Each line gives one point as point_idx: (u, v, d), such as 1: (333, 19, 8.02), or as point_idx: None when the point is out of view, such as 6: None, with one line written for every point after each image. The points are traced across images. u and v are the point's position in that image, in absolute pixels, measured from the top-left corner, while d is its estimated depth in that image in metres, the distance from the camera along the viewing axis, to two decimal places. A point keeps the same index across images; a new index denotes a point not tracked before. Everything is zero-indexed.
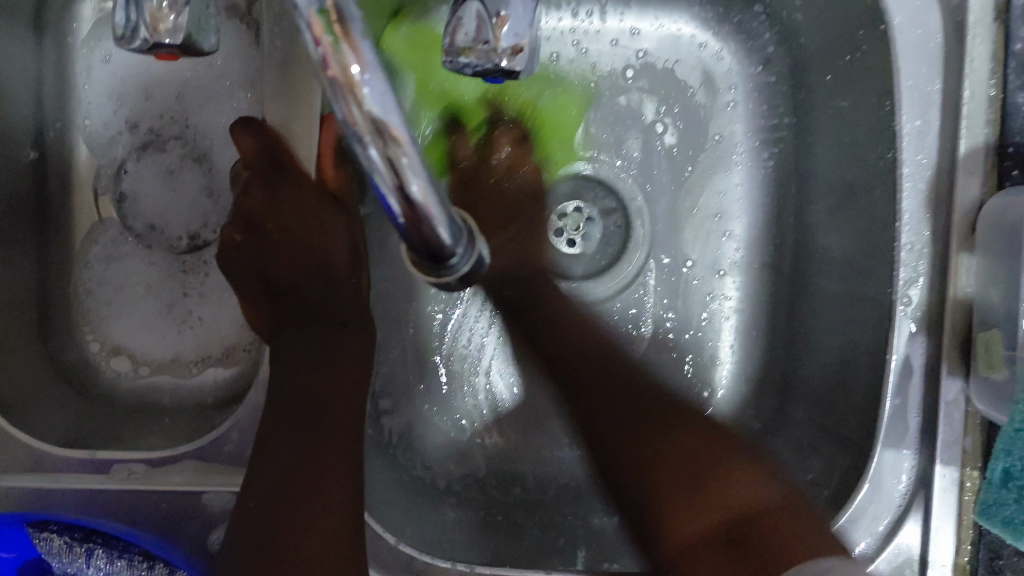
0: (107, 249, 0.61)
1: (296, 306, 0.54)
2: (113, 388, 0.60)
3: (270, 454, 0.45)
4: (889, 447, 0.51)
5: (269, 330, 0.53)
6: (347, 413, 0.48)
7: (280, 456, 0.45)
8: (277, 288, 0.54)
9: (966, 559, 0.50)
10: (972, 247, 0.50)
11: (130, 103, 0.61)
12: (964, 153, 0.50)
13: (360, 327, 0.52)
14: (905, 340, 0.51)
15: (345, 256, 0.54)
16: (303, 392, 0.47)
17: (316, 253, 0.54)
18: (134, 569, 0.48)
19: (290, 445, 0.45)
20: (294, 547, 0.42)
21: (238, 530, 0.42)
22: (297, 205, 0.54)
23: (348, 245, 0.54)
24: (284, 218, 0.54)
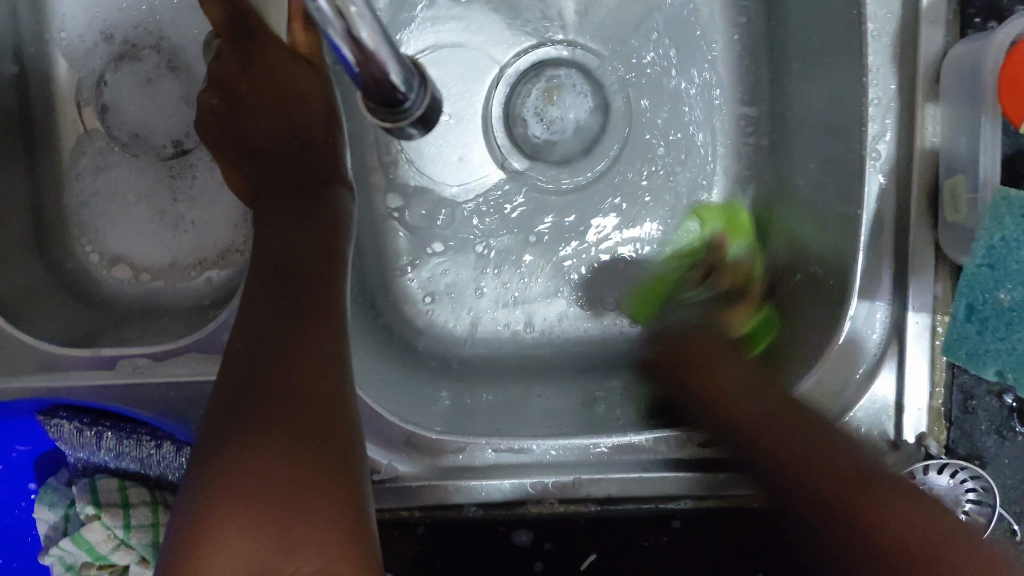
0: (95, 160, 0.63)
1: (273, 169, 0.55)
2: (119, 296, 0.62)
3: (248, 312, 0.46)
4: (863, 299, 0.53)
5: (249, 193, 0.55)
6: (324, 265, 0.49)
7: (254, 315, 0.46)
8: (254, 151, 0.56)
9: (940, 401, 0.53)
10: (936, 96, 0.51)
11: (104, 14, 0.61)
12: (926, 5, 0.50)
13: (336, 187, 0.53)
14: (875, 193, 0.53)
15: (318, 113, 0.55)
16: (278, 257, 0.48)
17: (294, 116, 0.55)
18: (142, 446, 0.53)
19: (266, 301, 0.46)
20: (273, 385, 0.42)
21: (223, 387, 0.43)
22: (271, 71, 0.56)
23: (323, 107, 0.56)
24: (258, 83, 0.56)
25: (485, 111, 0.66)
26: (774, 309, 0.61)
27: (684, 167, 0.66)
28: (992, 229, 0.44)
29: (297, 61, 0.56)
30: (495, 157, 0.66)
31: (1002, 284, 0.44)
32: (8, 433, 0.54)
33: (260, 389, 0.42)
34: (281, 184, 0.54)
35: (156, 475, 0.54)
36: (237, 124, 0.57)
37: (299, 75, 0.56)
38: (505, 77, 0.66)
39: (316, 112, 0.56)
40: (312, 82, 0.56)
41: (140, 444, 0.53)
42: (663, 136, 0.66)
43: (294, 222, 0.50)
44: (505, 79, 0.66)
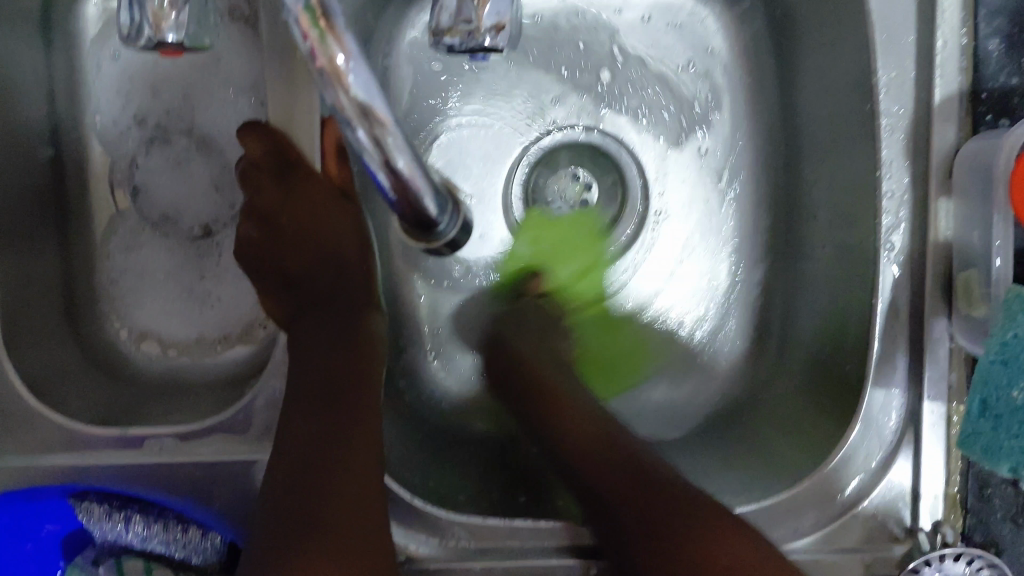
0: (125, 239, 0.64)
1: (311, 293, 0.56)
2: (147, 371, 0.64)
3: (297, 420, 0.49)
4: (879, 387, 0.54)
5: (286, 317, 0.56)
6: (358, 372, 0.52)
7: (303, 425, 0.49)
8: (292, 279, 0.57)
9: (956, 489, 0.54)
10: (949, 191, 0.52)
11: (137, 99, 0.63)
12: (939, 102, 0.51)
13: (370, 311, 0.56)
14: (891, 284, 0.53)
15: (352, 242, 0.56)
16: (317, 365, 0.51)
17: (326, 244, 0.56)
18: (169, 530, 0.53)
19: (311, 409, 0.49)
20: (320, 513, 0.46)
21: (269, 503, 0.47)
22: (309, 200, 0.56)
23: (354, 232, 0.56)
24: (296, 213, 0.57)
25: (506, 191, 0.67)
26: (791, 390, 0.62)
27: (692, 242, 0.67)
28: (1004, 326, 0.45)
29: (331, 194, 0.56)
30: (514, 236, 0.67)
31: (1015, 382, 0.45)
32: (39, 512, 0.54)
33: (307, 517, 0.46)
34: (317, 310, 0.55)
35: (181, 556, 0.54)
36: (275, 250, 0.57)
37: (334, 208, 0.56)
38: (526, 159, 0.67)
39: (351, 239, 0.56)
40: (348, 212, 0.56)
41: (168, 527, 0.54)
42: (669, 209, 0.67)
43: (329, 339, 0.53)
44: (526, 161, 0.67)
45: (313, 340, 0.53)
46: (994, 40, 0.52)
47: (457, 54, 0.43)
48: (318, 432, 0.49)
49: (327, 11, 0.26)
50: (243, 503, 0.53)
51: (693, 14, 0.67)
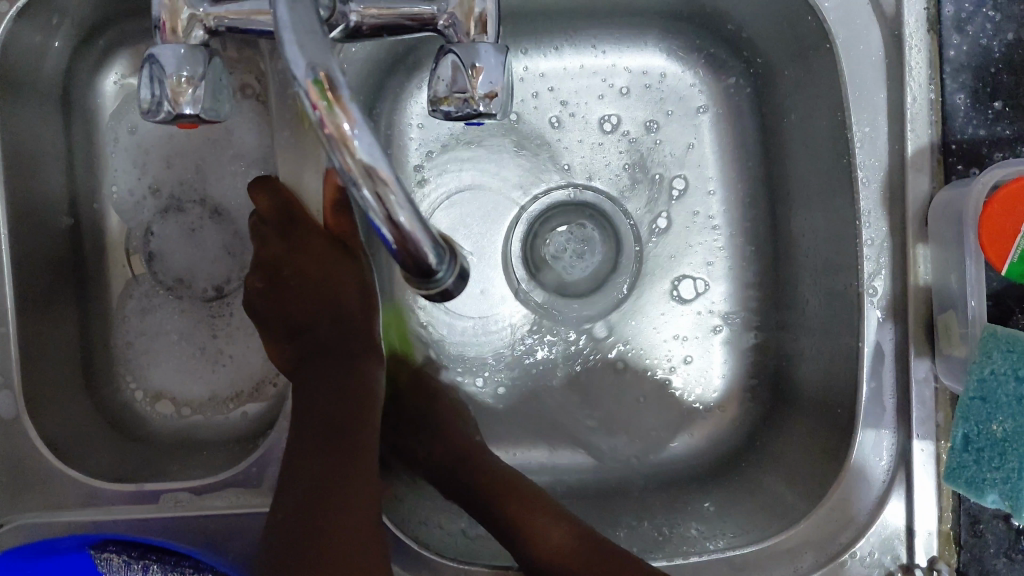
0: (141, 303, 0.67)
1: (313, 343, 0.58)
2: (160, 430, 0.66)
3: (296, 461, 0.52)
4: (869, 427, 0.56)
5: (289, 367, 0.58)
6: (356, 412, 0.54)
7: (304, 465, 0.51)
8: (296, 329, 0.59)
9: (949, 525, 0.56)
10: (927, 237, 0.55)
11: (152, 170, 0.67)
12: (912, 154, 0.54)
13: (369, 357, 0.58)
14: (874, 327, 0.56)
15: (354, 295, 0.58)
16: (317, 407, 0.54)
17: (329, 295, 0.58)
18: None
19: (311, 449, 0.52)
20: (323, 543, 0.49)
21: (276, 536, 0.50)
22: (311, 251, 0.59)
23: (356, 284, 0.58)
24: (302, 265, 0.59)
25: (506, 249, 0.70)
26: (787, 432, 0.65)
27: (685, 291, 0.70)
28: (981, 364, 0.47)
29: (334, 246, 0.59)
30: (515, 292, 0.71)
31: (994, 415, 0.47)
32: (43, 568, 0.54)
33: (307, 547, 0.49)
34: (324, 356, 0.57)
35: None
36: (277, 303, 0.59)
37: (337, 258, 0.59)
38: (524, 218, 0.71)
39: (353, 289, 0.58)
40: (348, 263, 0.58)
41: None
42: (663, 261, 0.70)
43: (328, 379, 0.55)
44: (524, 220, 0.71)
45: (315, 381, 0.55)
46: (962, 93, 0.54)
47: (455, 120, 0.46)
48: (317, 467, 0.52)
49: (333, 83, 0.29)
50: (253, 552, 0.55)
51: (679, 76, 0.70)
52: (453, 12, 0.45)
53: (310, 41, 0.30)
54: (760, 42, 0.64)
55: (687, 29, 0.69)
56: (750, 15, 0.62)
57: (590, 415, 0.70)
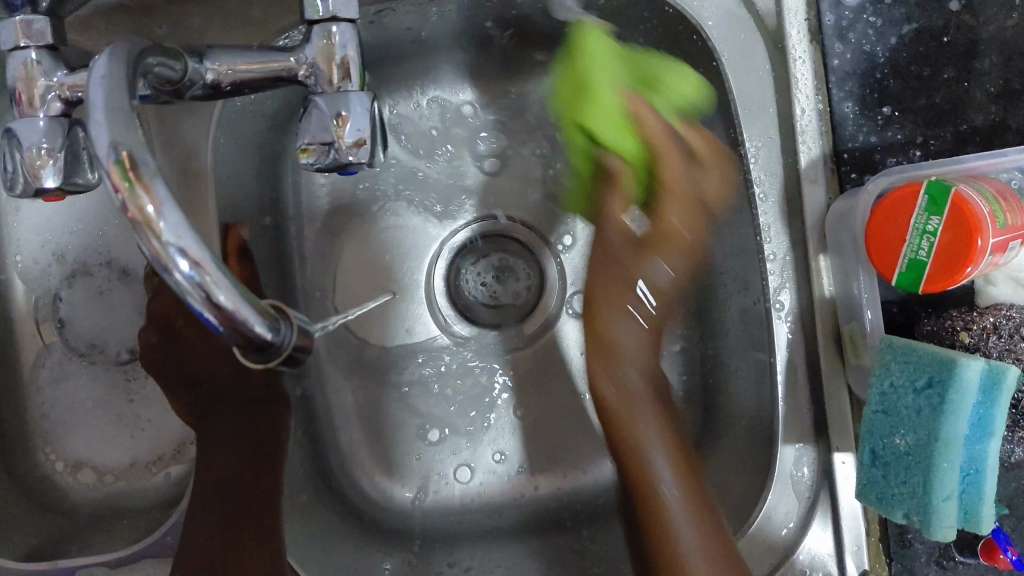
0: (54, 372, 0.66)
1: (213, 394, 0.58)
2: (84, 501, 0.65)
3: (194, 517, 0.52)
4: (788, 444, 0.55)
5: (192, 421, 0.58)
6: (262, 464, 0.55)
7: (205, 519, 0.52)
8: (191, 379, 0.58)
9: (877, 537, 0.55)
10: (827, 248, 0.54)
11: (55, 237, 0.65)
12: (805, 166, 0.54)
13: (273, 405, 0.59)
14: (785, 343, 0.55)
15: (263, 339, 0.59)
16: (218, 462, 0.55)
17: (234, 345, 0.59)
18: None
19: (217, 507, 0.53)
20: None
21: None
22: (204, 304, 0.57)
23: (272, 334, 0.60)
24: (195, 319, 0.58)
25: (427, 285, 0.71)
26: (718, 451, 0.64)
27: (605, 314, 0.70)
28: (881, 377, 0.46)
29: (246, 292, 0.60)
30: (440, 325, 0.71)
31: (898, 429, 0.45)
32: None
33: None
34: (226, 409, 0.58)
35: None
36: (174, 358, 0.58)
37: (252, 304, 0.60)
38: (444, 254, 0.72)
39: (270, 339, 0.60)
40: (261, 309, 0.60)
41: None
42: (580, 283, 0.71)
43: (230, 433, 0.56)
44: (444, 255, 0.72)
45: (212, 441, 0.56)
46: (848, 102, 0.54)
47: (324, 169, 0.46)
48: (228, 518, 0.52)
49: (135, 163, 0.29)
50: None
51: None
52: (314, 61, 0.44)
53: (119, 120, 0.30)
54: None
55: None
56: (643, 37, 0.62)
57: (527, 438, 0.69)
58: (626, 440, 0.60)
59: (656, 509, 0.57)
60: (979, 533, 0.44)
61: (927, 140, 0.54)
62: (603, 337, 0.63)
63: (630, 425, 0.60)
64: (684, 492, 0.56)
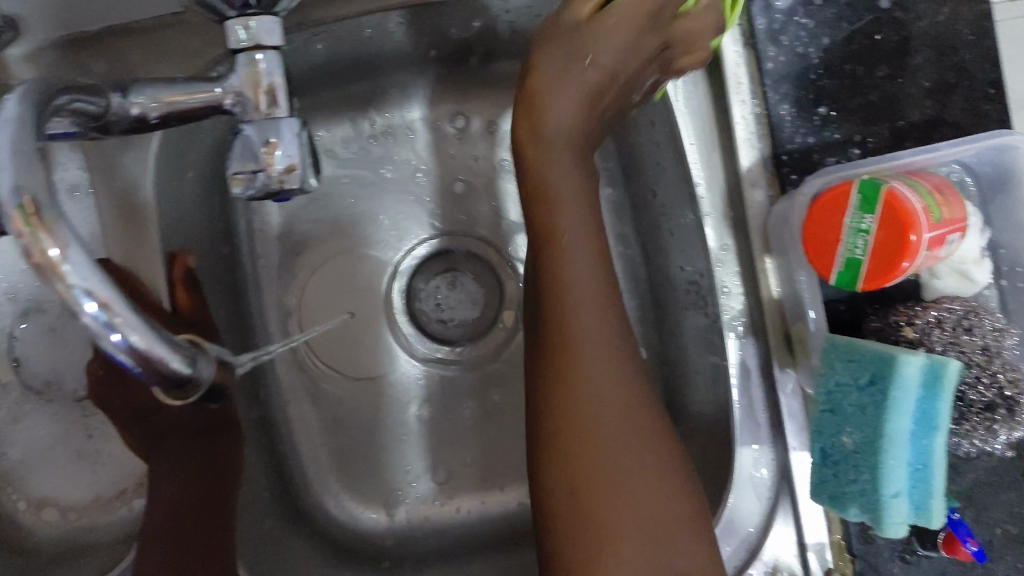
0: (11, 412, 0.65)
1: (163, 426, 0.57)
2: (47, 539, 0.64)
3: (143, 554, 0.51)
4: (745, 444, 0.56)
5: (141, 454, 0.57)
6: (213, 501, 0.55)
7: (155, 555, 0.51)
8: (141, 411, 0.57)
9: (839, 535, 0.55)
10: (772, 250, 0.54)
11: (2, 275, 0.64)
12: (745, 169, 0.54)
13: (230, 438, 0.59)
14: (735, 347, 0.56)
15: None
16: (171, 495, 0.54)
17: None
18: None
19: (167, 545, 0.52)
20: None
21: None
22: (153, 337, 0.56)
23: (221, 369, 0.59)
24: None
25: (386, 306, 0.70)
26: None
27: None
28: (827, 376, 0.46)
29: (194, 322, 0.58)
30: (402, 346, 0.70)
31: (845, 428, 0.45)
32: None
33: None
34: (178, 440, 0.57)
35: None
36: (122, 392, 0.57)
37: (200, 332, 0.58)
38: (401, 273, 0.71)
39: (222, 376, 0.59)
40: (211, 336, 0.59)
41: None
42: None
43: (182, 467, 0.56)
44: (402, 275, 0.71)
45: (163, 475, 0.56)
46: (785, 104, 0.54)
47: (259, 195, 0.46)
48: (175, 554, 0.52)
49: (38, 207, 0.28)
50: None
51: None
52: (241, 90, 0.44)
53: (22, 164, 0.29)
54: None
55: None
56: None
57: (494, 452, 0.70)
58: (567, 411, 0.44)
59: (558, 325, 0.46)
60: (932, 527, 0.44)
61: (865, 138, 0.54)
62: (559, 307, 0.46)
63: (587, 418, 0.44)
64: (611, 382, 0.45)
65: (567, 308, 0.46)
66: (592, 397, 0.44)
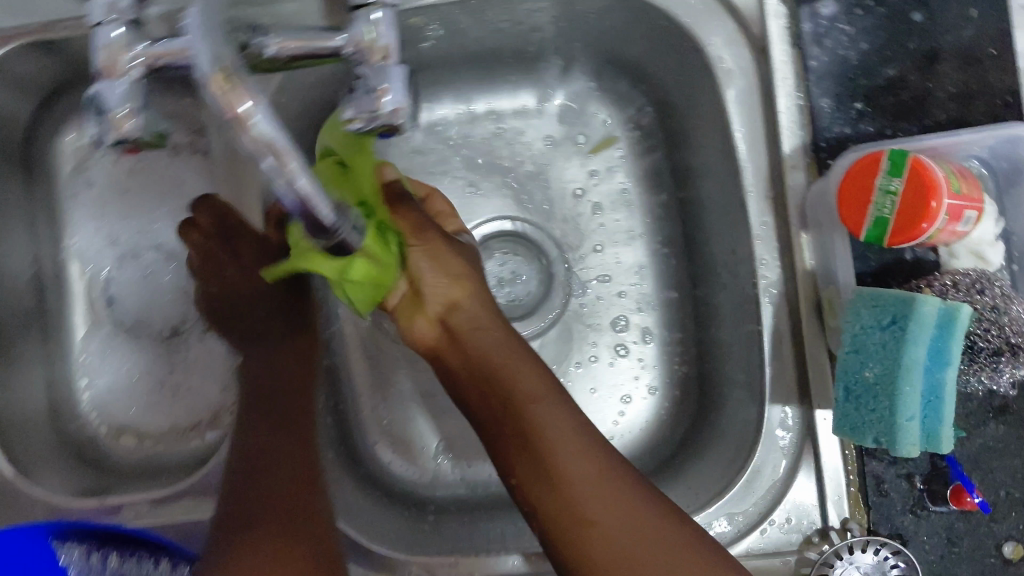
0: (103, 345, 0.72)
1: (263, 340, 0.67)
2: (127, 460, 0.70)
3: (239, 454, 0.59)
4: (775, 404, 0.62)
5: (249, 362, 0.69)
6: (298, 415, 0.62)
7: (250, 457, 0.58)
8: (246, 331, 0.67)
9: (856, 488, 0.61)
10: (807, 226, 0.61)
11: (109, 221, 0.72)
12: (788, 153, 0.61)
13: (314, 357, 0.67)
14: (769, 314, 0.62)
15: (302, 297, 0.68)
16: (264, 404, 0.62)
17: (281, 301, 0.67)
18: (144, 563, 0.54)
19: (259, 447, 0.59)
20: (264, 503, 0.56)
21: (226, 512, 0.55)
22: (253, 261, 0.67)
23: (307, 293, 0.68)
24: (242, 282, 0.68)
25: None
26: (711, 425, 0.70)
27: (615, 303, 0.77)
28: (853, 321, 0.52)
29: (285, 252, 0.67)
30: None
31: (868, 363, 0.51)
32: None
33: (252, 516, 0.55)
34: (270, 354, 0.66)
35: None
36: (232, 312, 0.68)
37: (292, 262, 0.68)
38: None
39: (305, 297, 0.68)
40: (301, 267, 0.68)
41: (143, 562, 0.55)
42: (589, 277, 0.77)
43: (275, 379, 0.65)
44: None
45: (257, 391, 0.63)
46: (825, 98, 0.61)
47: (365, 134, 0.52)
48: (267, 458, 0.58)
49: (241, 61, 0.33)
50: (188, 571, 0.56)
51: (589, 113, 0.78)
52: None
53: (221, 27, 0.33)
54: (655, 74, 0.71)
55: (594, 69, 0.76)
56: (643, 47, 0.69)
57: None
58: (542, 454, 0.54)
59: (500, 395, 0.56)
60: (940, 451, 0.50)
61: (895, 132, 0.61)
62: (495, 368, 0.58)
63: (568, 480, 0.53)
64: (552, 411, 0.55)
65: (539, 423, 0.55)
66: (609, 521, 0.51)
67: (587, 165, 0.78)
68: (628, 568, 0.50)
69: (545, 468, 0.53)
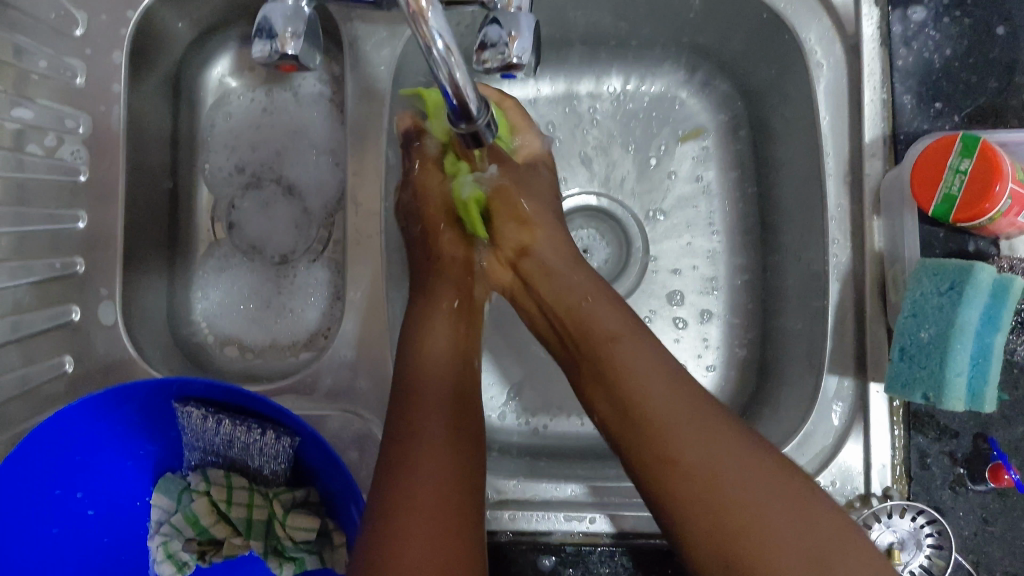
0: (219, 263, 0.79)
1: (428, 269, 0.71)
2: (228, 368, 0.77)
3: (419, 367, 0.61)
4: (832, 373, 0.66)
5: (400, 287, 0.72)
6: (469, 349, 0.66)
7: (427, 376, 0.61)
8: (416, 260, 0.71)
9: (900, 459, 0.64)
10: (879, 211, 0.66)
11: (240, 153, 0.80)
12: (868, 141, 0.66)
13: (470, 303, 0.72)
14: (835, 290, 0.67)
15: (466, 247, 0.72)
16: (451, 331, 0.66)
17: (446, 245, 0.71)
18: (251, 433, 0.60)
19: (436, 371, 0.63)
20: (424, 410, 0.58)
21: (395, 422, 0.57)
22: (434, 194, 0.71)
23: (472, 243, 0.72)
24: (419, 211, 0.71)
25: None
26: (769, 397, 0.74)
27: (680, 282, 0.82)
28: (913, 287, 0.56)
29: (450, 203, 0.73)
30: None
31: (924, 326, 0.56)
32: (131, 408, 0.60)
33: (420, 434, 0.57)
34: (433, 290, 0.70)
35: (255, 461, 0.61)
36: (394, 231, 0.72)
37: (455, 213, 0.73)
38: None
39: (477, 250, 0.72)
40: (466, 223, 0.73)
41: (250, 432, 0.60)
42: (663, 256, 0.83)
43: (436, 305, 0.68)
44: None
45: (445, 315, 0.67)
46: (907, 95, 0.66)
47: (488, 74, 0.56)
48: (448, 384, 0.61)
49: None
50: (272, 467, 0.61)
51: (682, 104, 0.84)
52: None
53: None
54: (749, 67, 0.77)
55: (690, 61, 0.82)
56: (741, 40, 0.75)
57: None
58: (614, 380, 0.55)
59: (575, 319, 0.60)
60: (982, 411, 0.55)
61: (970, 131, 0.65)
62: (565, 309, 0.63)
63: (647, 399, 0.52)
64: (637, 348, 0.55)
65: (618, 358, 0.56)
66: (662, 412, 0.51)
67: (676, 152, 0.84)
68: (716, 474, 0.48)
69: (620, 406, 0.54)
